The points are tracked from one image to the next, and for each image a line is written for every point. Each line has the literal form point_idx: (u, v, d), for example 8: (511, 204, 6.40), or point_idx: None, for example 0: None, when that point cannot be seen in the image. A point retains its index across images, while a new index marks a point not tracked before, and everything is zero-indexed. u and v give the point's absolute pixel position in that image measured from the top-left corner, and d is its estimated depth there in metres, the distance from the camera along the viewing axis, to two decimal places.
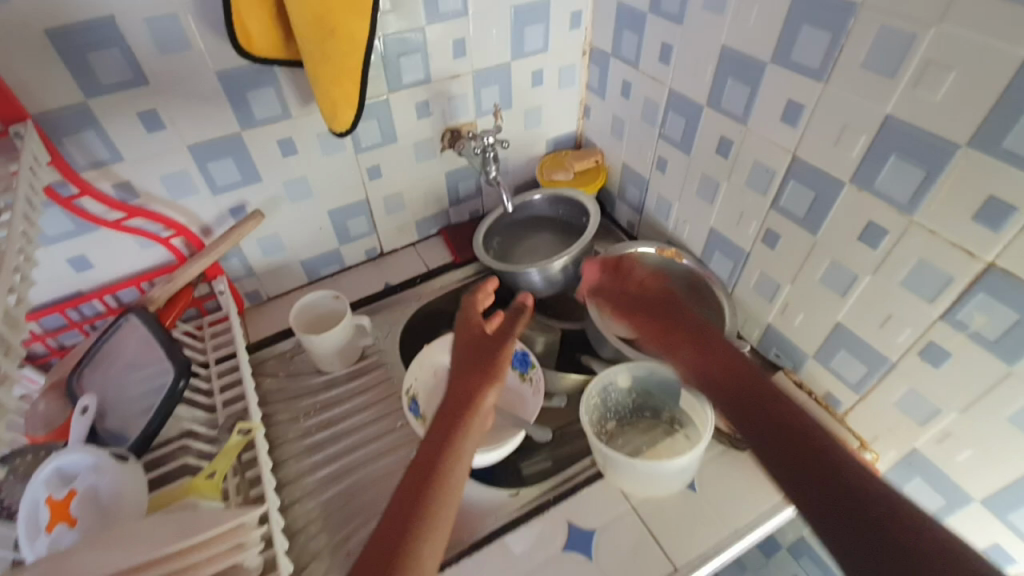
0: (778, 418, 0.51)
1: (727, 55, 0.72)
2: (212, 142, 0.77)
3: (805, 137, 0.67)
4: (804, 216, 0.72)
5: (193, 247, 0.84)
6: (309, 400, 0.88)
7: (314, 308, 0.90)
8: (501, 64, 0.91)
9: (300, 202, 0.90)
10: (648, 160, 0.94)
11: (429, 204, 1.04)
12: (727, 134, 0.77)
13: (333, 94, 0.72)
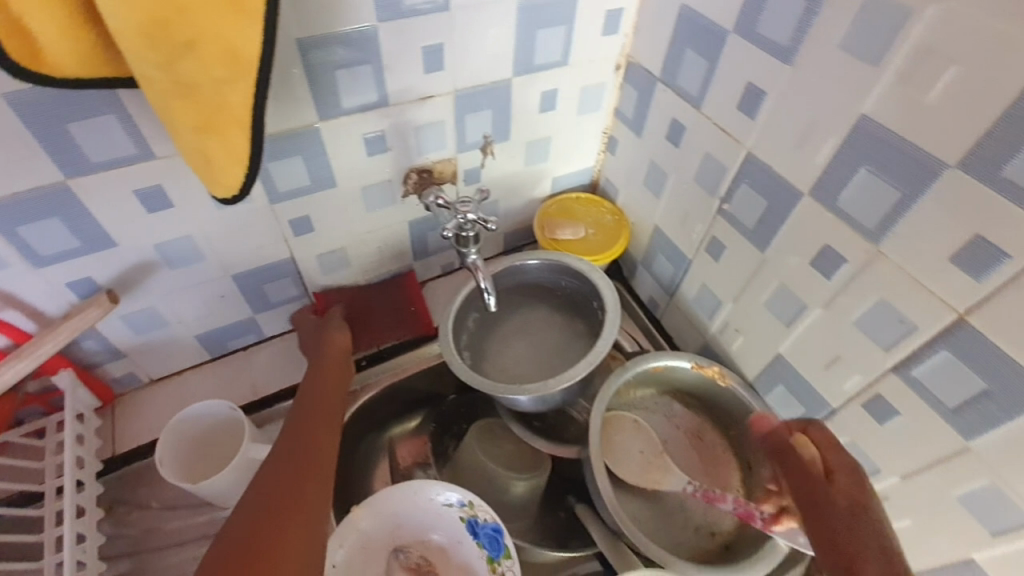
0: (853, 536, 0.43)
1: (866, 133, 0.43)
2: (20, 199, 0.48)
3: (997, 301, 0.39)
4: (953, 412, 0.44)
5: (11, 340, 0.57)
6: (191, 553, 0.63)
7: (198, 422, 0.63)
8: (497, 82, 0.61)
9: (185, 268, 0.61)
10: (696, 238, 0.66)
11: (385, 259, 0.76)
12: (837, 247, 0.49)
13: (202, 144, 0.41)
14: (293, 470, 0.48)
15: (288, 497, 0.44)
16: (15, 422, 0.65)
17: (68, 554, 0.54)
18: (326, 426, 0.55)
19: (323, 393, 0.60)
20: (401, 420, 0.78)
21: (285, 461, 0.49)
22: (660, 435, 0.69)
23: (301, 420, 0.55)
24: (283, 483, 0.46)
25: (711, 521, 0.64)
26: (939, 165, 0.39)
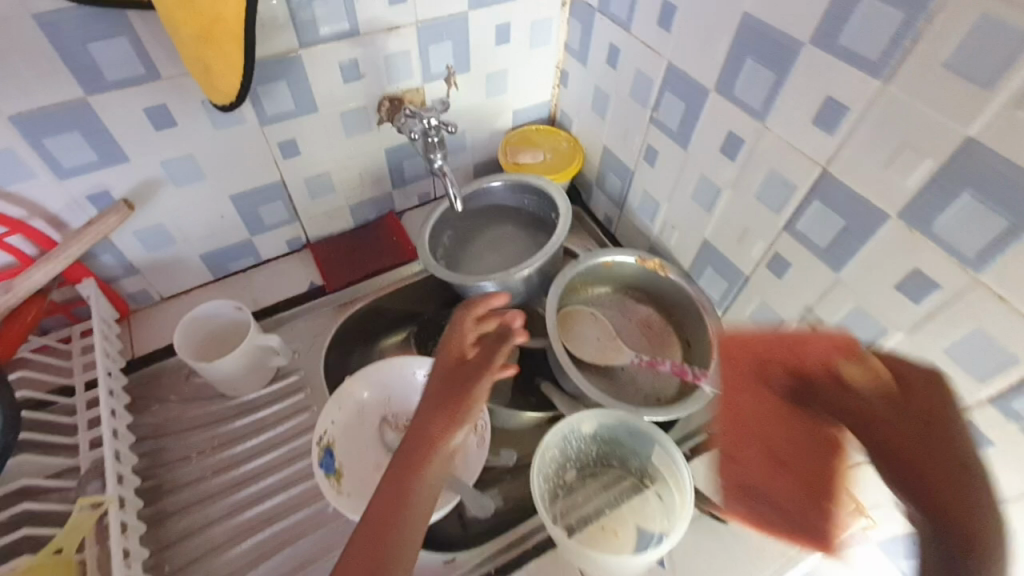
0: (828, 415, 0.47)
1: (747, 27, 0.53)
2: (47, 113, 0.56)
3: (845, 147, 0.49)
4: (826, 250, 0.55)
5: (40, 248, 0.66)
6: (206, 434, 0.72)
7: (210, 321, 0.72)
8: (454, 15, 0.71)
9: (189, 186, 0.70)
10: (636, 148, 0.76)
11: (366, 187, 0.85)
12: (737, 130, 0.59)
13: (205, 57, 0.51)
14: (399, 496, 0.45)
15: (377, 543, 0.42)
16: (45, 331, 0.74)
17: (106, 423, 0.64)
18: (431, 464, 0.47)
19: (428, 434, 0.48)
20: (390, 332, 0.88)
21: (393, 481, 0.45)
22: (614, 325, 0.79)
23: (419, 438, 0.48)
24: (381, 519, 0.44)
25: (657, 389, 0.74)
26: (798, 44, 0.49)
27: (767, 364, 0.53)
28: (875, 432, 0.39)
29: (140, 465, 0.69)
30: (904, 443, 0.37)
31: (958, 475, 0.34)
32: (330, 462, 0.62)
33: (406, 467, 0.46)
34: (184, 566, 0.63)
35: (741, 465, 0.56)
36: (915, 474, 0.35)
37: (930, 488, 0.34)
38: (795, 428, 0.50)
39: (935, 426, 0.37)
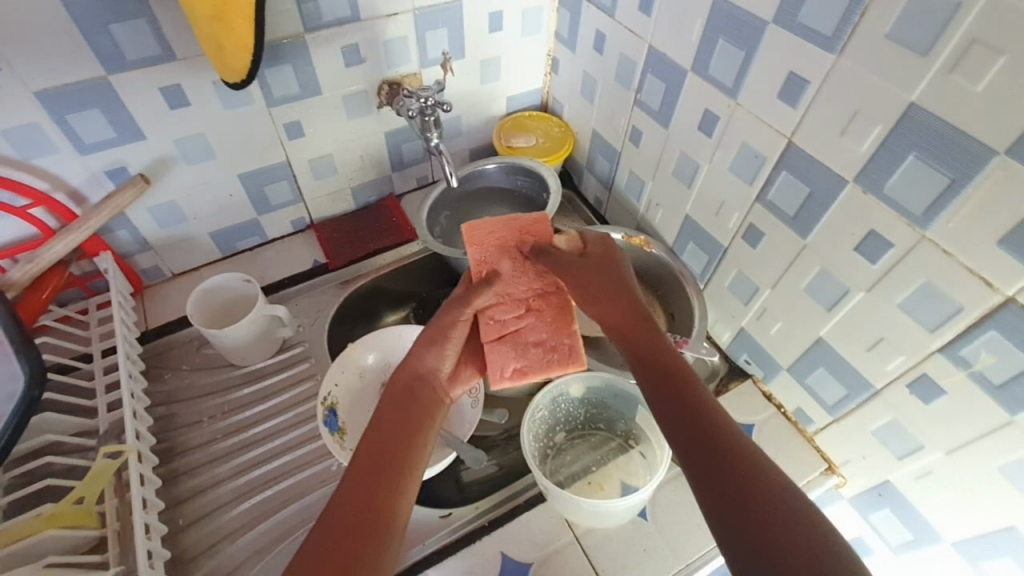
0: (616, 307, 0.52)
1: (718, 9, 0.57)
2: (71, 91, 0.61)
3: (806, 118, 0.53)
4: (794, 217, 0.59)
5: (61, 220, 0.70)
6: (217, 400, 0.77)
7: (219, 293, 0.77)
8: (449, 3, 0.75)
9: (200, 165, 0.75)
10: (622, 130, 0.80)
11: (367, 169, 0.89)
12: (712, 107, 0.63)
13: (216, 31, 0.55)
14: (405, 417, 0.50)
15: (394, 450, 0.46)
16: (65, 303, 0.78)
17: (125, 385, 0.68)
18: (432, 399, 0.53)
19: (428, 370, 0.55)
20: (394, 308, 0.90)
21: (397, 396, 0.51)
22: None
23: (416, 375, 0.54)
24: (393, 441, 0.47)
25: None
26: (763, 23, 0.53)
27: (512, 244, 0.61)
28: (628, 313, 0.51)
29: (156, 428, 0.73)
30: (634, 335, 0.49)
31: (666, 358, 0.46)
32: (334, 421, 0.65)
33: (412, 397, 0.52)
34: (197, 519, 0.67)
35: (519, 313, 0.59)
36: (643, 354, 0.47)
37: (648, 368, 0.46)
38: (570, 287, 0.56)
39: (640, 327, 0.49)
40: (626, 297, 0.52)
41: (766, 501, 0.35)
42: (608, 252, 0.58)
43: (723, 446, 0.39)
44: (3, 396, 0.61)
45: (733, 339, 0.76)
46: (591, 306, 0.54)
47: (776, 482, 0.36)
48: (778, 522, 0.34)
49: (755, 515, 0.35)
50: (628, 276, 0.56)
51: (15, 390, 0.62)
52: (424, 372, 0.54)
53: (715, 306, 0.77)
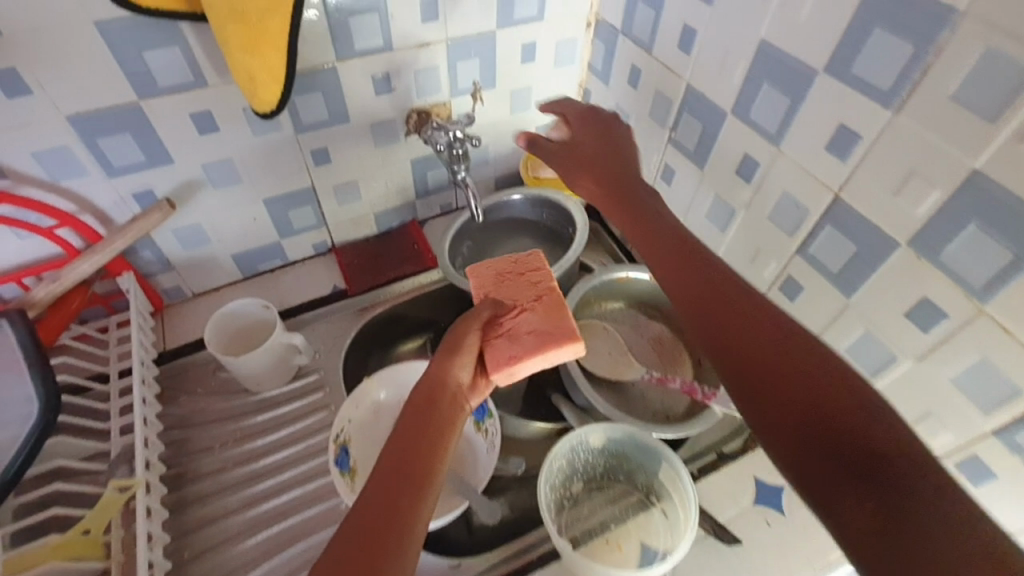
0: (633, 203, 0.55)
1: (764, 53, 0.54)
2: (102, 116, 0.61)
3: (857, 173, 0.50)
4: (837, 275, 0.55)
5: (86, 240, 0.70)
6: (228, 427, 0.75)
7: (237, 318, 0.76)
8: (483, 33, 0.74)
9: (225, 188, 0.74)
10: (653, 167, 0.78)
11: (391, 195, 0.88)
12: (752, 153, 0.60)
13: (249, 62, 0.54)
14: (430, 420, 0.45)
15: (419, 466, 0.42)
16: (87, 320, 0.78)
17: (137, 410, 0.68)
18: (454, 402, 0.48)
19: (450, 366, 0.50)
20: (407, 338, 0.91)
21: (421, 401, 0.47)
22: (627, 342, 0.80)
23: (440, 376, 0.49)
24: (416, 449, 0.43)
25: (666, 406, 0.74)
26: (812, 72, 0.50)
27: (506, 272, 0.62)
28: (631, 202, 0.55)
29: (166, 454, 0.72)
30: (642, 216, 0.53)
31: (674, 236, 0.50)
32: (345, 460, 0.63)
33: (432, 395, 0.47)
34: (201, 554, 0.65)
35: (511, 314, 0.57)
36: (647, 230, 0.51)
37: (654, 246, 0.50)
38: (591, 168, 0.60)
39: (653, 218, 0.52)
40: (631, 198, 0.55)
41: (786, 359, 0.38)
42: (604, 136, 0.63)
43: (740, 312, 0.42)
44: (18, 417, 0.61)
45: None
46: (611, 212, 0.56)
47: (795, 341, 0.39)
48: (828, 390, 0.36)
49: (786, 368, 0.38)
50: (633, 154, 0.61)
51: (31, 411, 0.62)
52: (444, 379, 0.49)
53: None
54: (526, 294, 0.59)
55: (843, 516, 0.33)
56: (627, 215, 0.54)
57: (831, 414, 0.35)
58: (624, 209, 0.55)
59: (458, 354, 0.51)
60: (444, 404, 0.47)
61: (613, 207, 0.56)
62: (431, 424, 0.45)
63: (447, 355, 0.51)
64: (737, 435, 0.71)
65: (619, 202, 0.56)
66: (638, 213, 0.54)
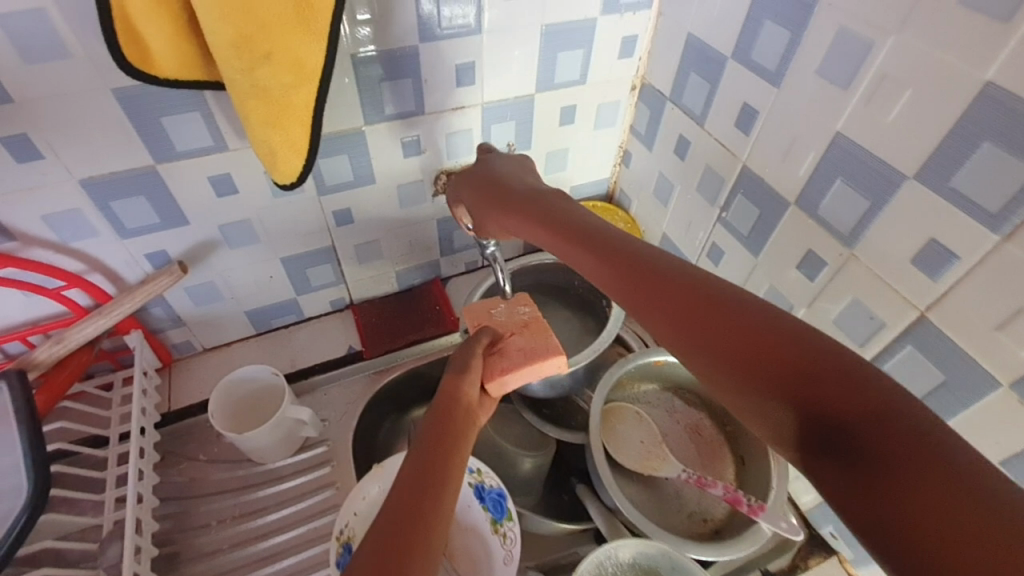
0: (544, 211, 0.48)
1: (840, 147, 0.48)
2: (116, 179, 0.58)
3: (951, 298, 0.43)
4: (917, 401, 0.49)
5: (94, 300, 0.66)
6: (229, 501, 0.71)
7: (244, 385, 0.71)
8: (521, 96, 0.69)
9: (242, 248, 0.70)
10: (698, 244, 0.72)
11: (415, 253, 0.84)
12: (818, 250, 0.54)
13: (271, 137, 0.49)
14: (442, 441, 0.43)
15: (435, 466, 0.40)
16: (91, 375, 0.75)
17: (131, 486, 0.62)
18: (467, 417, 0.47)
19: (461, 381, 0.50)
20: (421, 403, 0.85)
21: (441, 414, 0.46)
22: (661, 427, 0.73)
23: (451, 392, 0.48)
24: (433, 452, 0.42)
25: (703, 508, 0.68)
26: (899, 176, 0.44)
27: (494, 306, 0.62)
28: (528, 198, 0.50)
29: (161, 529, 0.68)
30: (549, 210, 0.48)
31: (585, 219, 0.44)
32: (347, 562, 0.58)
33: (448, 419, 0.45)
34: None
35: (501, 337, 0.57)
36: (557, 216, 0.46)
37: (562, 231, 0.44)
38: (503, 189, 0.55)
39: (562, 218, 0.46)
40: (542, 208, 0.48)
41: (736, 314, 0.31)
42: (518, 166, 0.60)
43: (671, 282, 0.35)
44: (9, 489, 0.58)
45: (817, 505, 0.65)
46: (520, 225, 0.50)
47: (739, 300, 0.32)
48: (784, 358, 0.28)
49: (725, 324, 0.31)
50: (531, 176, 0.58)
51: (20, 482, 0.58)
52: (455, 397, 0.48)
53: None
54: (513, 318, 0.60)
55: (866, 520, 0.24)
56: (535, 221, 0.48)
57: (813, 384, 0.27)
58: (535, 216, 0.48)
59: (466, 373, 0.51)
60: (451, 410, 0.46)
61: (522, 217, 0.49)
62: (444, 442, 0.43)
63: (454, 374, 0.50)
64: (782, 552, 0.65)
65: (528, 213, 0.49)
66: (547, 217, 0.47)
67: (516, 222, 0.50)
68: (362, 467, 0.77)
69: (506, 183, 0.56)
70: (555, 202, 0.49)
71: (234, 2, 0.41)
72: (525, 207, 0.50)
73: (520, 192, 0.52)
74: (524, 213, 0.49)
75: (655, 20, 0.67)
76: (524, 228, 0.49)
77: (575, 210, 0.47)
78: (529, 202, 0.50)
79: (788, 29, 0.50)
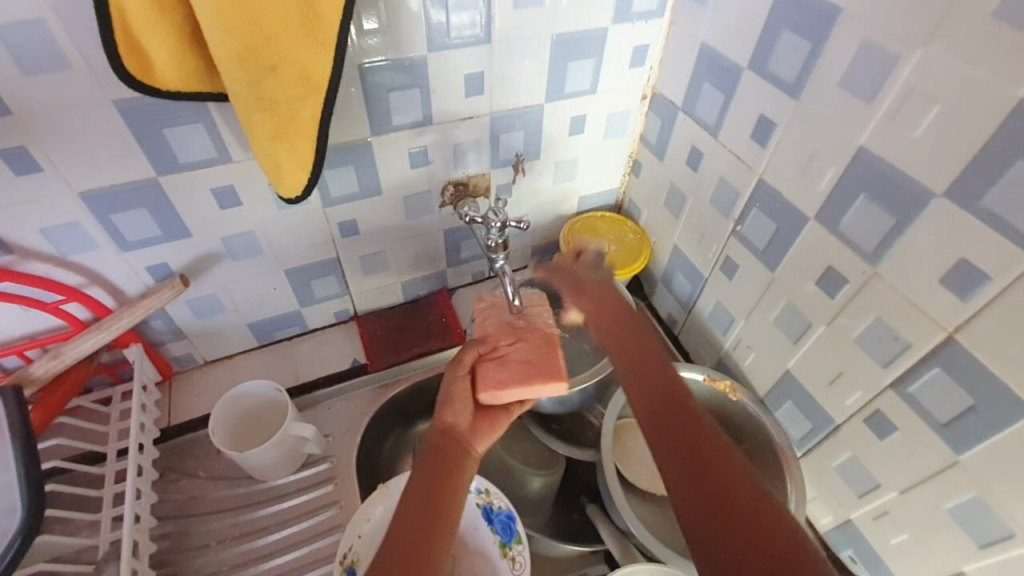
0: (634, 348, 0.58)
1: (863, 162, 0.47)
2: (117, 191, 0.56)
3: (981, 320, 0.42)
4: (944, 425, 0.47)
5: (94, 314, 0.65)
6: (229, 520, 0.69)
7: (246, 400, 0.70)
8: (530, 106, 0.68)
9: (245, 261, 0.69)
10: (711, 257, 0.70)
11: (420, 265, 0.82)
12: (838, 267, 0.52)
13: (275, 150, 0.48)
14: (438, 479, 0.47)
15: (434, 510, 0.45)
16: (89, 390, 0.73)
17: (128, 505, 0.60)
18: (464, 450, 0.50)
19: (458, 408, 0.52)
20: (427, 416, 0.84)
21: (438, 450, 0.49)
22: None
23: (449, 423, 0.51)
24: (431, 494, 0.46)
25: None
26: (926, 194, 0.43)
27: (499, 315, 0.64)
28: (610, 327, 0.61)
29: (159, 550, 0.66)
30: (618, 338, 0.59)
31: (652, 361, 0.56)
32: None
33: (442, 457, 0.48)
34: None
35: (499, 349, 0.57)
36: (633, 350, 0.57)
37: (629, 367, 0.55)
38: (606, 301, 0.65)
39: (653, 357, 0.56)
40: (650, 344, 0.58)
41: (744, 496, 0.42)
42: (606, 288, 0.67)
43: (703, 435, 0.47)
44: (4, 508, 0.56)
45: (835, 526, 0.64)
46: (613, 334, 0.61)
47: (756, 497, 0.42)
48: (771, 547, 0.39)
49: (731, 498, 0.42)
50: (610, 280, 0.68)
51: (15, 501, 0.56)
52: (449, 430, 0.51)
53: (813, 484, 0.65)
54: (519, 329, 0.61)
55: None
56: (627, 344, 0.58)
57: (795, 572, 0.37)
58: (627, 340, 0.58)
59: (458, 397, 0.53)
60: (450, 446, 0.49)
61: (622, 340, 0.59)
62: (444, 480, 0.47)
63: (450, 400, 0.52)
64: None
65: (641, 343, 0.58)
66: (642, 345, 0.58)
67: (608, 343, 0.60)
68: (366, 484, 0.75)
69: (615, 299, 0.65)
70: (648, 331, 0.60)
71: (238, 13, 0.39)
72: (631, 329, 0.60)
73: (621, 318, 0.62)
74: (635, 341, 0.58)
75: (667, 30, 0.66)
76: (619, 337, 0.60)
77: (663, 358, 0.56)
78: (634, 327, 0.60)
79: (808, 40, 0.48)
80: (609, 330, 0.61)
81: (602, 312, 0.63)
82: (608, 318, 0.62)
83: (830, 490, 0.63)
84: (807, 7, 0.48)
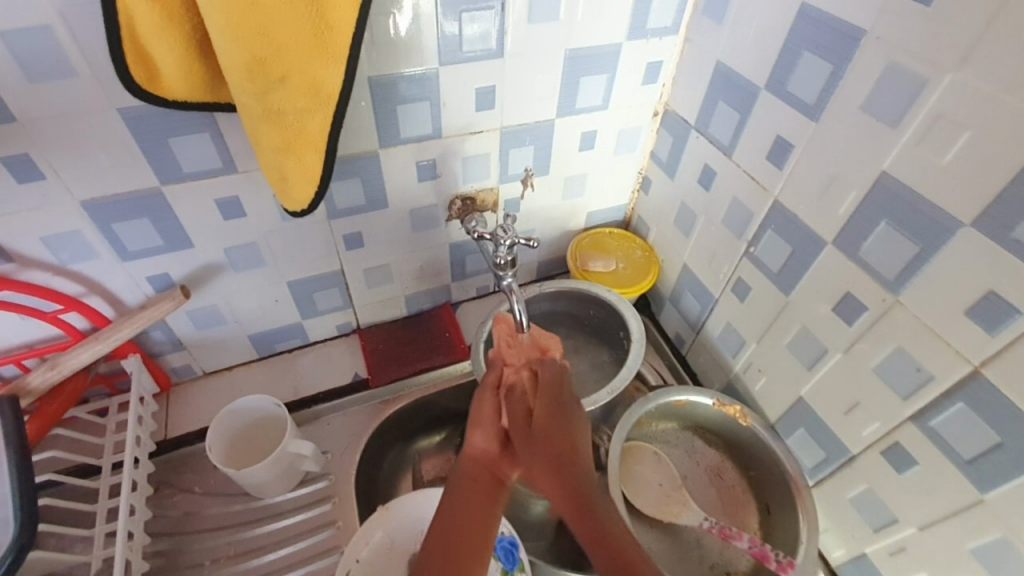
0: (563, 435, 0.49)
1: (885, 188, 0.45)
2: (120, 200, 0.55)
3: (1009, 354, 0.40)
4: (968, 462, 0.45)
5: (92, 324, 0.64)
6: (224, 538, 0.67)
7: (244, 415, 0.68)
8: (540, 121, 0.67)
9: (247, 272, 0.68)
10: (722, 278, 0.68)
11: (425, 278, 0.81)
12: (857, 293, 0.50)
13: (282, 163, 0.47)
14: (471, 505, 0.45)
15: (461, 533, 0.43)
16: (85, 400, 0.72)
17: (121, 522, 0.59)
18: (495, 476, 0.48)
19: (486, 422, 0.52)
20: (426, 434, 0.81)
21: (464, 475, 0.47)
22: (679, 470, 0.70)
23: (476, 439, 0.50)
24: (457, 519, 0.44)
25: (726, 559, 0.64)
26: (953, 223, 0.41)
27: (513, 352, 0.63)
28: (550, 375, 0.57)
29: (151, 568, 0.64)
30: (546, 388, 0.55)
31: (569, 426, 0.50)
32: None
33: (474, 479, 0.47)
34: None
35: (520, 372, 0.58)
36: (550, 401, 0.53)
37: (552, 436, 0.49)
38: (547, 384, 0.55)
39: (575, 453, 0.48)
40: (567, 437, 0.49)
41: None
42: (549, 363, 0.60)
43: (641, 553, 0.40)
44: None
45: (848, 560, 0.62)
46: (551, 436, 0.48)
47: None
48: None
49: None
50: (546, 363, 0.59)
51: (8, 514, 0.54)
52: (479, 454, 0.49)
53: (825, 514, 0.63)
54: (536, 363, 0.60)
55: None
56: (556, 442, 0.48)
57: None
58: (555, 434, 0.49)
59: (484, 411, 0.53)
60: (476, 470, 0.48)
61: (552, 424, 0.50)
62: (477, 503, 0.45)
63: (475, 419, 0.52)
64: None
65: (562, 432, 0.49)
66: (569, 445, 0.48)
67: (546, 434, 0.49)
68: (365, 502, 0.73)
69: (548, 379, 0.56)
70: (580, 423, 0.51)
71: (247, 22, 0.38)
72: (554, 409, 0.52)
73: (557, 401, 0.53)
74: (564, 430, 0.49)
75: (682, 47, 0.65)
76: (546, 431, 0.49)
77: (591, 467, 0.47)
78: (560, 416, 0.51)
79: (830, 61, 0.47)
80: (548, 422, 0.50)
81: (542, 417, 0.51)
82: (545, 394, 0.54)
83: (844, 522, 0.61)
84: (829, 28, 0.47)
